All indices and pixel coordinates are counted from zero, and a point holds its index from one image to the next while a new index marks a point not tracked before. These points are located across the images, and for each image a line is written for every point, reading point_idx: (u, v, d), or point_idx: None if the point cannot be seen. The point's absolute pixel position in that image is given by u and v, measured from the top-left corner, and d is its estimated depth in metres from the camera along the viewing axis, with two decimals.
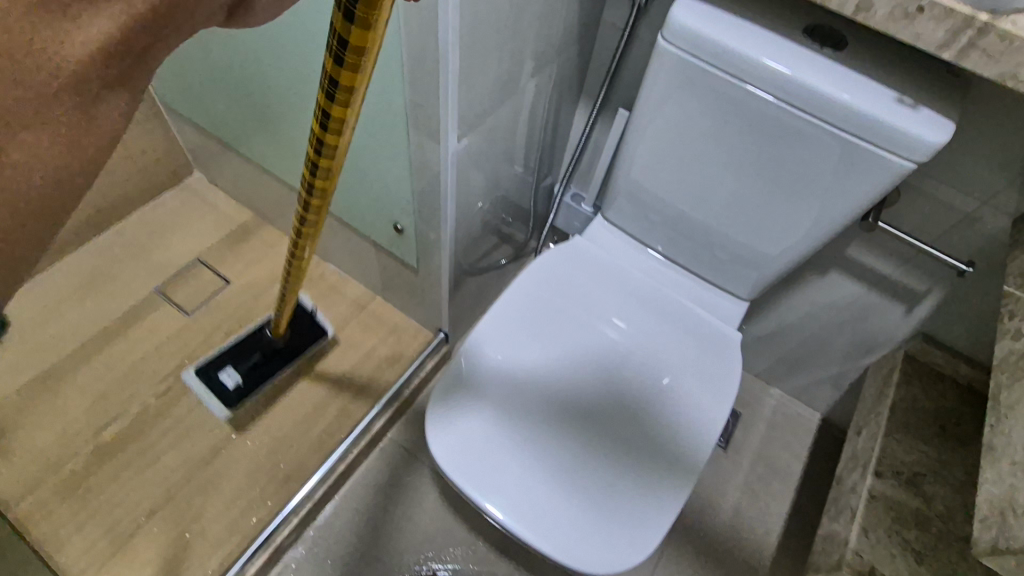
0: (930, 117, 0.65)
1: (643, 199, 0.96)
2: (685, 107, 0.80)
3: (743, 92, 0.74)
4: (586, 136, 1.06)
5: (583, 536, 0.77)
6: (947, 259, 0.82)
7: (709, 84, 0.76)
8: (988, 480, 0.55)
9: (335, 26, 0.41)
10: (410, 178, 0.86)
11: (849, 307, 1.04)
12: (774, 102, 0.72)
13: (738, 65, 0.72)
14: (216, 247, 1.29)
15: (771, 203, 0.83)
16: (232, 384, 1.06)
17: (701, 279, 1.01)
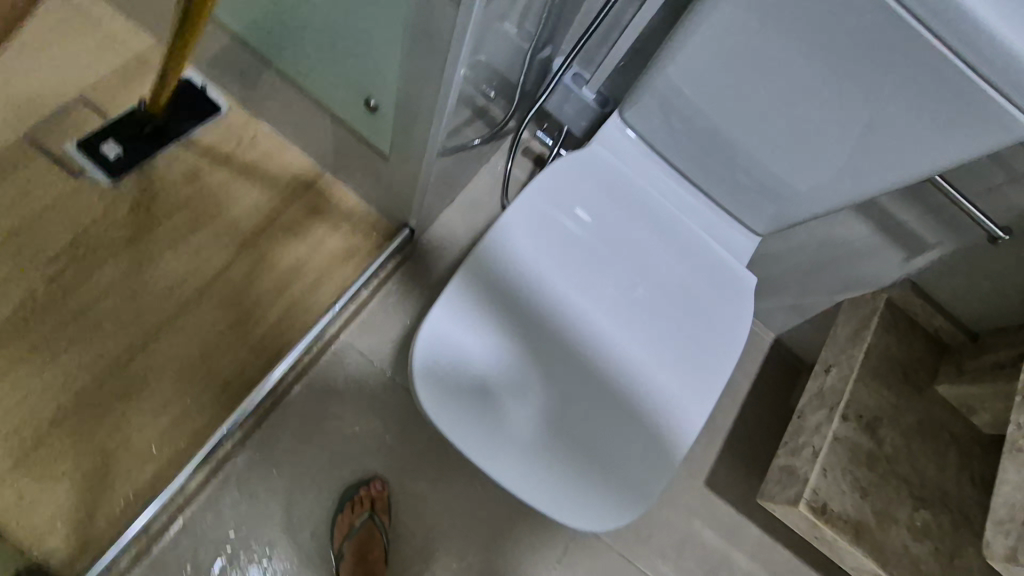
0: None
1: (676, 105, 0.79)
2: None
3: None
4: (609, 6, 0.85)
5: (574, 483, 0.74)
6: (988, 225, 0.77)
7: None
8: (1010, 480, 0.58)
9: None
10: (406, 35, 0.66)
11: (846, 246, 0.99)
12: (909, 22, 0.58)
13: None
14: (104, 82, 0.99)
15: (837, 139, 0.71)
16: (114, 155, 0.94)
17: (714, 204, 0.90)
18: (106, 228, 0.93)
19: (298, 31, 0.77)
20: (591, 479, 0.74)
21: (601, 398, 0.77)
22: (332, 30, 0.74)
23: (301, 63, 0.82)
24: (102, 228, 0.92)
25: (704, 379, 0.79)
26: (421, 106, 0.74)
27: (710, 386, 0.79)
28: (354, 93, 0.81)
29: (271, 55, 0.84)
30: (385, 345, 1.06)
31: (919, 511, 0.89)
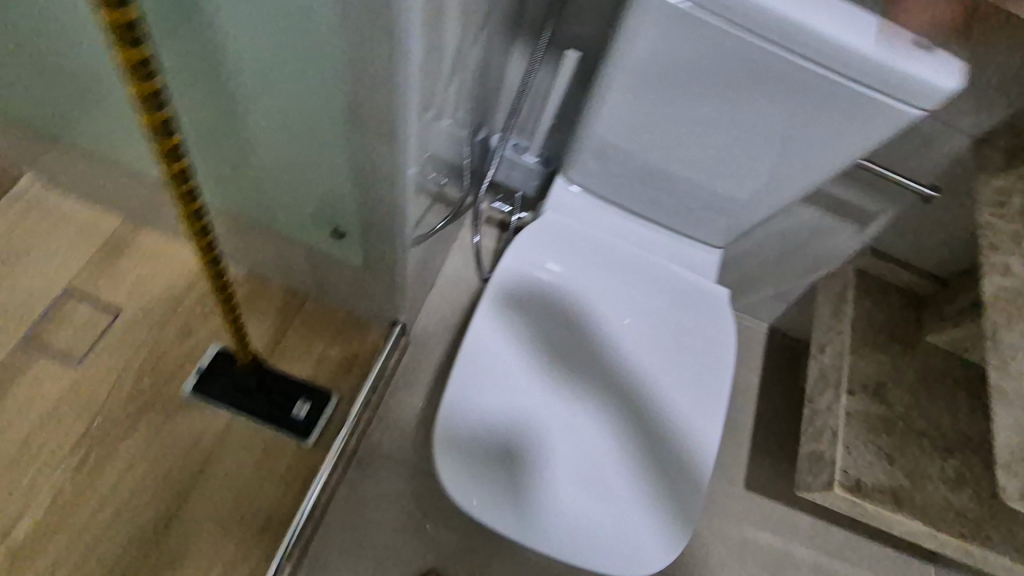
0: (947, 60, 0.56)
1: (608, 152, 0.86)
2: (661, 59, 0.70)
3: (742, 44, 0.66)
4: (528, 85, 0.93)
5: (631, 517, 0.75)
6: (915, 187, 0.83)
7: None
8: (1005, 423, 0.64)
9: (157, 145, 0.49)
10: (349, 175, 0.72)
11: (802, 232, 1.05)
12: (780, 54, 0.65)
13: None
14: (85, 270, 1.05)
15: (758, 154, 0.78)
16: (302, 411, 0.99)
17: (671, 232, 0.96)
18: (117, 405, 0.96)
19: (253, 187, 0.84)
20: (630, 524, 0.75)
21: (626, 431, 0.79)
22: (283, 179, 0.80)
23: (264, 211, 0.89)
24: (114, 406, 0.96)
25: (705, 394, 0.83)
26: (379, 227, 0.80)
27: (717, 388, 0.84)
28: (319, 226, 0.87)
29: (241, 212, 0.91)
30: (406, 441, 1.08)
31: (948, 461, 0.92)
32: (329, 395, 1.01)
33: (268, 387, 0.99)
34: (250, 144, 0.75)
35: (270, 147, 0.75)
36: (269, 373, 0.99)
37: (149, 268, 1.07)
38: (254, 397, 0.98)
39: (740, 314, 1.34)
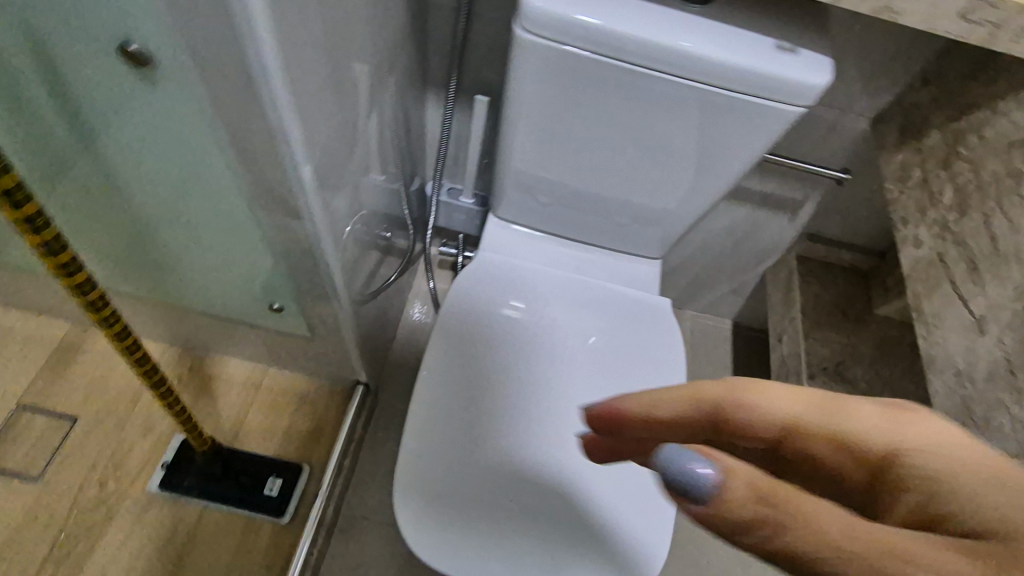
0: (814, 62, 0.59)
1: (533, 184, 0.88)
2: (553, 104, 0.70)
3: (630, 75, 0.63)
4: (447, 134, 0.96)
5: (608, 539, 0.73)
6: (826, 172, 0.85)
7: (584, 69, 0.64)
8: None
9: (53, 264, 0.48)
10: (272, 253, 0.73)
11: (739, 229, 1.08)
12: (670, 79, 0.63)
13: (636, 52, 0.61)
14: (36, 382, 1.03)
15: (670, 167, 0.81)
16: (276, 487, 0.98)
17: (610, 251, 0.98)
18: (82, 516, 0.94)
19: (192, 271, 0.85)
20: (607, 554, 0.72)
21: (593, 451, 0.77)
22: (216, 261, 0.81)
23: (209, 293, 0.90)
24: (79, 517, 0.93)
25: None
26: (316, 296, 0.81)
27: None
28: (261, 302, 0.88)
29: (187, 297, 0.92)
30: (387, 500, 1.07)
31: None
32: (299, 466, 1.01)
33: (237, 469, 0.98)
34: (179, 234, 0.77)
35: (197, 234, 0.76)
36: (237, 453, 0.99)
37: (103, 369, 1.06)
38: (224, 481, 0.97)
39: (702, 315, 1.37)
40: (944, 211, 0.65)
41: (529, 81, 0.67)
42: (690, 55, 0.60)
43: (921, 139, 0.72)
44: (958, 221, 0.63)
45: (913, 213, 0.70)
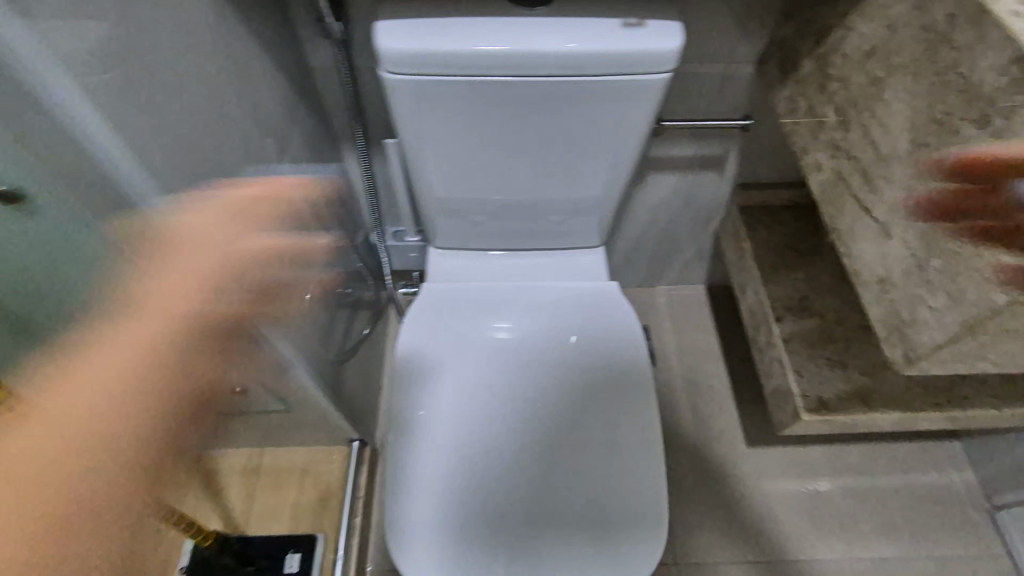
0: (656, 29, 0.62)
1: (458, 207, 0.91)
2: (437, 129, 0.73)
3: (492, 87, 0.66)
4: (371, 184, 0.99)
5: (604, 532, 0.73)
6: (729, 123, 0.88)
7: (451, 92, 0.67)
8: None
9: None
10: None
11: (675, 195, 1.11)
12: (528, 82, 0.65)
13: (488, 65, 0.64)
14: None
15: (575, 159, 0.82)
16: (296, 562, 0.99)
17: (554, 250, 1.00)
18: None
19: None
20: (606, 552, 0.72)
21: (572, 445, 0.78)
22: None
23: None
24: None
25: (631, 393, 0.82)
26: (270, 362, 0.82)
27: (640, 381, 0.83)
28: None
29: None
30: None
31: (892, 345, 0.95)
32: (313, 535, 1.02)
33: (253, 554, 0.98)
34: None
35: None
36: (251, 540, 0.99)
37: None
38: None
39: (674, 287, 1.39)
40: (831, 131, 0.66)
41: (405, 114, 0.70)
42: (541, 55, 0.62)
43: (797, 70, 0.73)
44: (844, 138, 0.64)
45: (808, 140, 0.71)
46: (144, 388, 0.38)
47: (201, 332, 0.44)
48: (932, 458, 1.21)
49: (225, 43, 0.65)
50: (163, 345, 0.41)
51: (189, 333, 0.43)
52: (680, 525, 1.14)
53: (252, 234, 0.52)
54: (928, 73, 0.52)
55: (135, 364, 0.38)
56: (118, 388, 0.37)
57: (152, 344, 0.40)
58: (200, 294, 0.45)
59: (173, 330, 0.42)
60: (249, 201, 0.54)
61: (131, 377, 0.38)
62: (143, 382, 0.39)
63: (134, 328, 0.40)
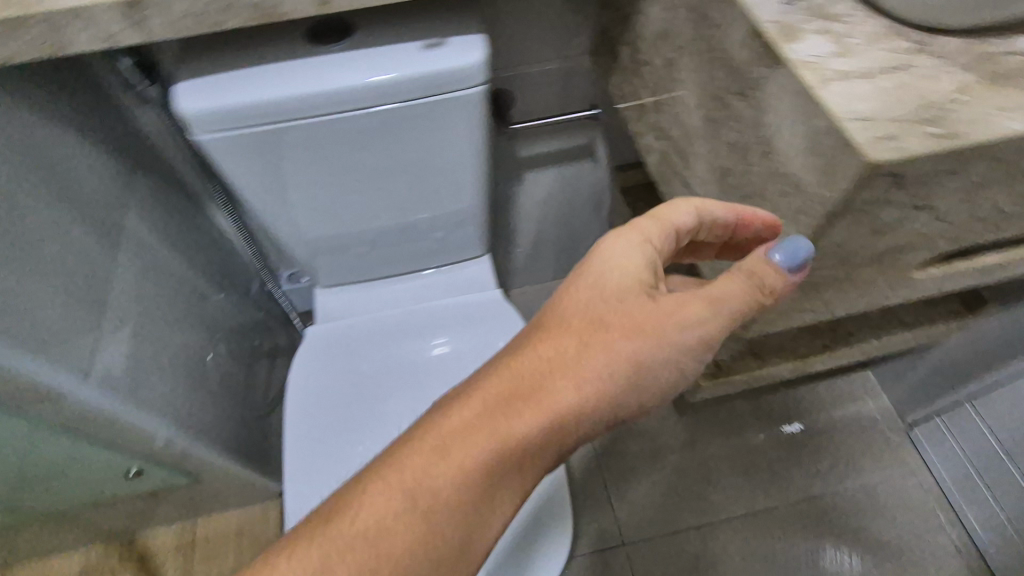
0: (450, 47, 0.62)
1: (329, 244, 0.90)
2: (266, 177, 0.72)
3: (304, 129, 0.65)
4: (245, 233, 0.96)
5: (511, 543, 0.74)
6: (579, 115, 0.89)
7: (265, 141, 0.66)
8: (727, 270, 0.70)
9: None
10: (73, 432, 0.73)
11: (558, 189, 1.12)
12: (338, 118, 0.65)
13: (292, 110, 0.63)
14: None
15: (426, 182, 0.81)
16: None
17: (442, 267, 1.00)
18: None
19: (36, 480, 0.84)
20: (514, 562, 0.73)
21: None
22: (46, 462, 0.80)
23: (70, 488, 0.89)
24: None
25: None
26: (139, 439, 0.79)
27: None
28: (119, 474, 0.87)
29: (60, 502, 0.90)
30: None
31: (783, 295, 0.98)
32: None
33: None
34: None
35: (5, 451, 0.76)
36: None
37: None
38: None
39: None
40: (652, 112, 0.68)
41: (228, 167, 0.68)
42: (349, 90, 0.62)
43: (619, 57, 0.75)
44: (661, 119, 0.66)
45: (639, 124, 0.73)
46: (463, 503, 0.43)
47: (608, 416, 0.46)
48: (848, 394, 1.27)
49: (17, 131, 0.62)
50: (529, 436, 0.44)
51: (586, 417, 0.45)
52: (623, 504, 1.17)
53: (773, 266, 0.46)
54: (702, 51, 0.54)
55: (501, 455, 0.43)
56: (463, 472, 0.43)
57: (563, 371, 0.45)
58: (597, 393, 0.45)
59: (565, 414, 0.44)
60: (738, 209, 0.48)
61: (466, 507, 0.43)
62: (500, 464, 0.44)
63: (556, 405, 0.44)
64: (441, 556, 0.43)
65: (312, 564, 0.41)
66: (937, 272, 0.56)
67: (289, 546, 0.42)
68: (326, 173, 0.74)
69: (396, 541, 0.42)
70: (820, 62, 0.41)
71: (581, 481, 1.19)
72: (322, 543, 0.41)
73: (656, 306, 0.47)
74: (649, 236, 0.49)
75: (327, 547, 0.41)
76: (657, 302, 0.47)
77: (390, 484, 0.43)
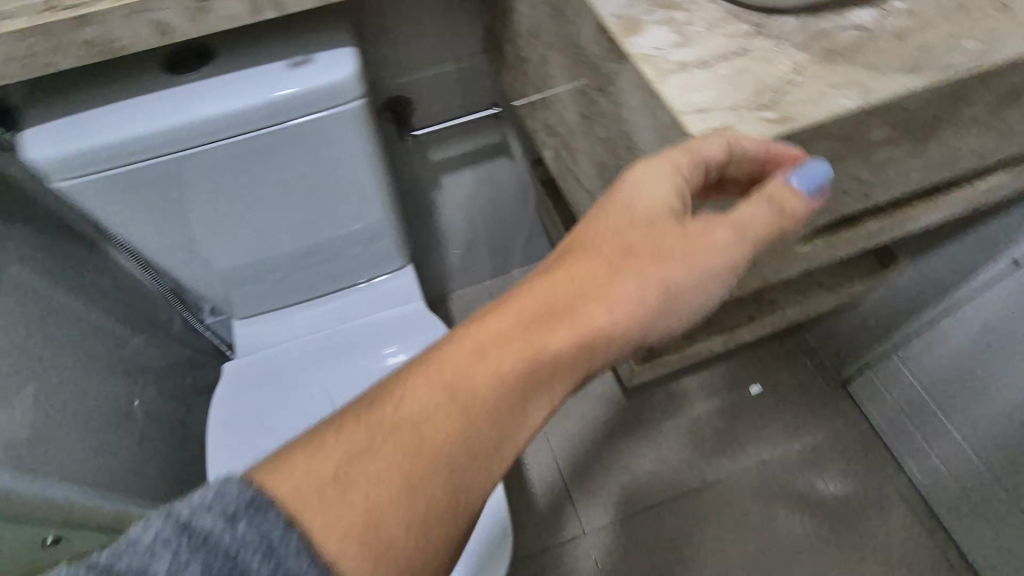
0: (318, 64, 0.62)
1: (236, 276, 0.86)
2: (148, 214, 0.69)
3: (176, 161, 0.64)
4: (150, 273, 0.92)
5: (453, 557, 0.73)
6: (481, 115, 0.87)
7: (136, 178, 0.64)
8: None
9: None
10: None
11: (479, 190, 1.10)
12: (209, 146, 0.64)
13: (157, 144, 0.61)
14: None
15: (322, 202, 0.78)
16: None
17: (363, 283, 0.97)
18: None
19: None
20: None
21: None
22: None
23: None
24: None
25: None
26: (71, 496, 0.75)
27: None
28: None
29: None
30: None
31: None
32: None
33: None
34: None
35: None
36: None
37: None
38: None
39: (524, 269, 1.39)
40: (540, 109, 0.67)
41: (97, 211, 0.66)
42: (212, 118, 0.61)
43: (506, 54, 0.73)
44: (547, 116, 0.65)
45: (534, 120, 0.72)
46: (481, 435, 0.39)
47: (640, 339, 0.42)
48: (787, 355, 1.31)
49: None
50: (561, 354, 0.40)
51: (615, 342, 0.41)
52: (581, 495, 1.18)
53: (792, 193, 0.38)
54: (565, 48, 0.53)
55: (532, 372, 0.40)
56: (500, 378, 0.39)
57: (597, 288, 0.40)
58: (633, 312, 0.40)
59: (598, 336, 0.40)
60: (772, 141, 0.36)
61: (494, 426, 0.39)
62: (530, 382, 0.40)
63: (591, 323, 0.40)
64: (469, 461, 0.38)
65: (336, 455, 0.36)
66: (817, 245, 0.57)
67: (310, 437, 0.38)
68: (208, 204, 0.72)
69: (411, 465, 0.37)
70: (660, 55, 0.40)
71: (537, 477, 1.20)
72: (336, 443, 0.37)
73: (691, 225, 0.41)
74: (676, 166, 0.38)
75: (354, 439, 0.37)
76: (688, 229, 0.41)
77: (431, 378, 0.39)
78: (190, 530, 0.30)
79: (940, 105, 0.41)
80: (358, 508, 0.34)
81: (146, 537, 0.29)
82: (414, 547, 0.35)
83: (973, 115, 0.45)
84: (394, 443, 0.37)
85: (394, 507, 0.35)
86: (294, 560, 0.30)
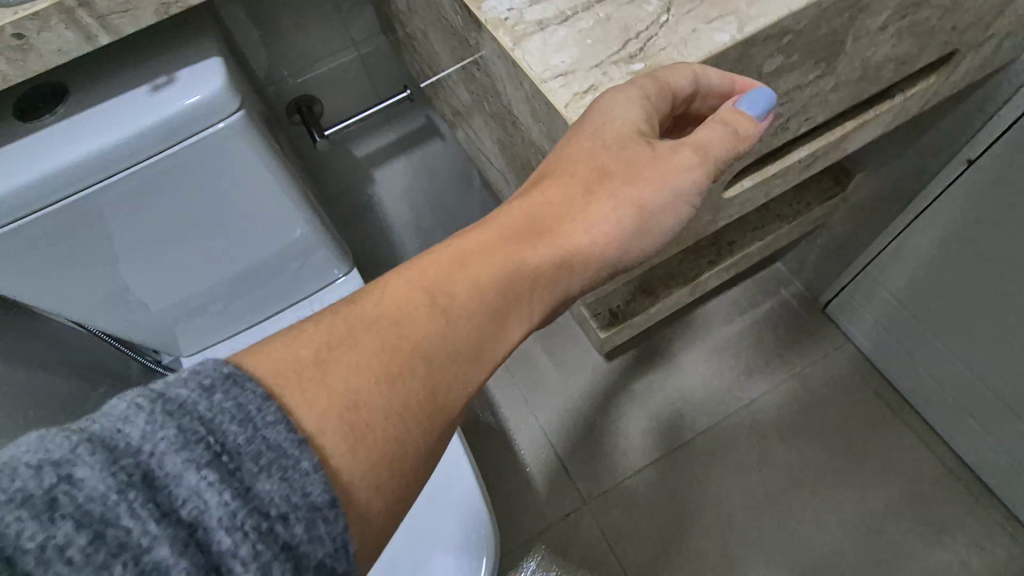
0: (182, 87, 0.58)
1: (170, 318, 0.83)
2: (47, 274, 0.65)
3: (54, 215, 0.59)
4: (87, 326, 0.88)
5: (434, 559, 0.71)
6: (392, 101, 0.81)
7: (19, 239, 0.60)
8: None
9: None
10: None
11: (416, 178, 1.05)
12: (84, 194, 0.59)
13: (26, 200, 0.56)
14: None
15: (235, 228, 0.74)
16: None
17: (309, 295, 0.94)
18: None
19: None
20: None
21: None
22: None
23: None
24: None
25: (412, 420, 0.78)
26: None
27: None
28: None
29: None
30: None
31: None
32: None
33: None
34: None
35: None
36: None
37: None
38: None
39: None
40: (440, 87, 0.62)
41: None
42: (77, 163, 0.56)
43: (397, 32, 0.68)
44: (446, 95, 0.60)
45: (439, 97, 0.67)
46: (460, 352, 0.36)
47: (612, 266, 0.42)
48: (762, 290, 1.28)
49: None
50: (541, 269, 0.39)
51: (587, 267, 0.40)
52: (577, 466, 1.18)
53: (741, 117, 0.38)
54: (436, 21, 0.48)
55: (512, 282, 0.38)
56: (481, 286, 0.37)
57: (573, 206, 0.40)
58: (610, 233, 0.40)
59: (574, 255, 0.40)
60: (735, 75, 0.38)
61: (471, 331, 0.36)
62: (510, 296, 0.38)
63: (569, 240, 0.40)
64: (447, 368, 0.35)
65: (315, 341, 0.33)
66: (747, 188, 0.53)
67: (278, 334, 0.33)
68: (110, 254, 0.67)
69: (382, 376, 0.32)
70: (515, 16, 0.40)
71: (531, 457, 1.19)
72: (295, 347, 0.32)
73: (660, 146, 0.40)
74: (649, 93, 0.37)
75: (336, 329, 0.33)
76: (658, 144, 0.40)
77: (412, 277, 0.37)
78: (167, 398, 0.26)
79: (831, 20, 0.39)
80: (338, 391, 0.31)
81: (120, 407, 0.26)
82: (392, 437, 0.32)
83: (877, 24, 0.42)
84: (364, 347, 0.33)
85: (376, 396, 0.32)
86: (271, 429, 0.27)
